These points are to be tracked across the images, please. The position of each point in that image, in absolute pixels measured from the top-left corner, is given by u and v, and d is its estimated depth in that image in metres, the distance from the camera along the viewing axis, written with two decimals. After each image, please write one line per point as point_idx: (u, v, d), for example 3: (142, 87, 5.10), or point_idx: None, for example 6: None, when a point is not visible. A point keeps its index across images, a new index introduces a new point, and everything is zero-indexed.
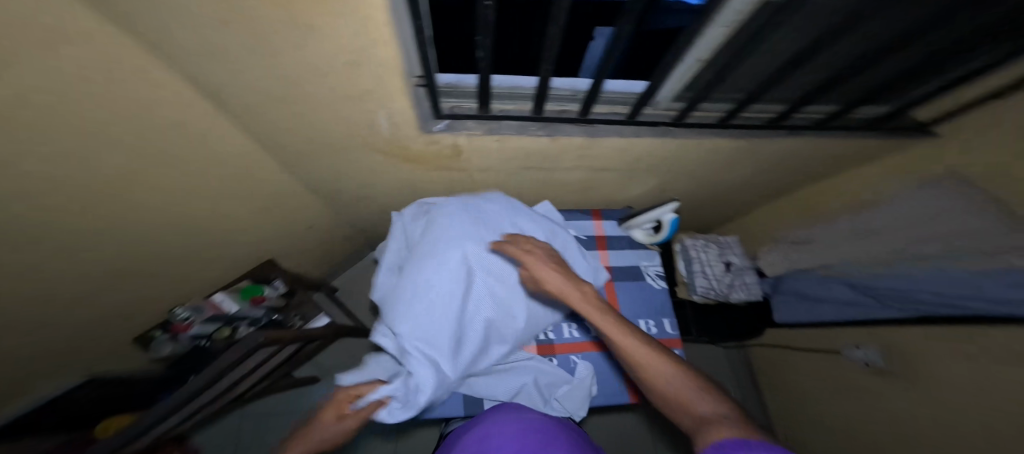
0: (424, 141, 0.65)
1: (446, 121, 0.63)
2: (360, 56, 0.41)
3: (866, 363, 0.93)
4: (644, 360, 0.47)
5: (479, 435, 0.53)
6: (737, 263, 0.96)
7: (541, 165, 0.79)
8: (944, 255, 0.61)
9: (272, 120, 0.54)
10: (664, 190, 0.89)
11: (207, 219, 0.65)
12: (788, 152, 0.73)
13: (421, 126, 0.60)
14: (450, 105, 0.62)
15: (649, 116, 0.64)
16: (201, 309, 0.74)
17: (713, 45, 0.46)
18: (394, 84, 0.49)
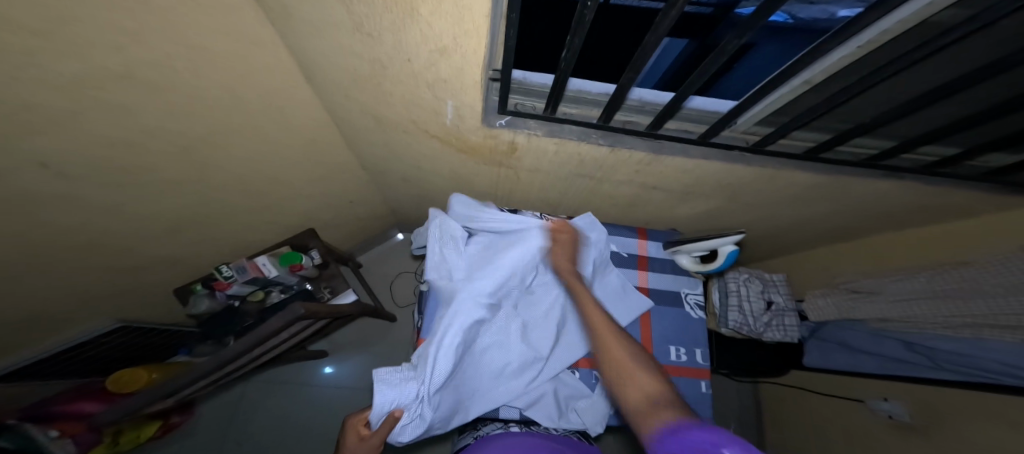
0: (483, 136, 0.63)
1: (507, 116, 0.61)
2: (449, 43, 0.39)
3: (890, 415, 0.88)
4: (627, 350, 0.44)
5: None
6: (779, 303, 0.91)
7: (596, 175, 0.76)
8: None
9: (335, 93, 0.53)
10: (714, 217, 0.86)
11: (253, 183, 0.65)
12: (863, 196, 0.68)
13: (484, 120, 0.59)
14: (516, 102, 0.60)
15: (723, 139, 0.61)
16: (243, 269, 0.75)
17: (832, 66, 0.44)
18: (471, 79, 0.46)
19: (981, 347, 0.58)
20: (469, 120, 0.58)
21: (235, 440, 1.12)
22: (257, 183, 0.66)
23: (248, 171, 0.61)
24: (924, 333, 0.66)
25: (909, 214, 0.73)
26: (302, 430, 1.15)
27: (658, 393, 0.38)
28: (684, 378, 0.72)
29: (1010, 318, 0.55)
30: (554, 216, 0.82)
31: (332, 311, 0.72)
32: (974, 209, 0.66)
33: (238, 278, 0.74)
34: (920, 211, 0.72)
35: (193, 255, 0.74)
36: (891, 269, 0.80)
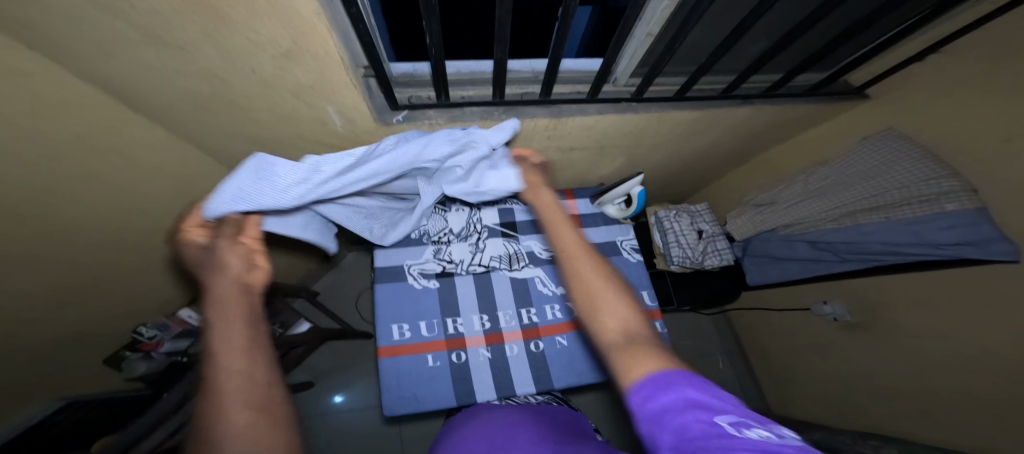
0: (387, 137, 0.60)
1: (404, 111, 0.58)
2: (292, 46, 0.36)
3: (834, 317, 0.98)
4: (600, 284, 0.35)
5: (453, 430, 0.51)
6: (708, 230, 0.99)
7: (513, 149, 0.78)
8: (894, 206, 0.66)
9: (211, 121, 0.50)
10: (632, 157, 0.92)
11: (152, 233, 0.60)
12: (740, 119, 0.81)
13: (378, 118, 0.55)
14: (407, 93, 0.58)
15: (610, 94, 0.70)
16: (168, 327, 0.73)
17: (660, 15, 0.55)
18: (338, 81, 0.44)
19: (862, 232, 0.68)
20: (361, 122, 0.55)
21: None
22: (161, 233, 0.61)
23: None
24: (822, 230, 0.75)
25: (779, 125, 0.87)
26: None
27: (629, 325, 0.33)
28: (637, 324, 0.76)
29: (906, 196, 0.65)
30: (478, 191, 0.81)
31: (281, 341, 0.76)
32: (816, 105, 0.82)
33: (164, 336, 0.72)
34: (785, 122, 0.86)
35: (103, 325, 0.66)
36: (785, 182, 0.89)
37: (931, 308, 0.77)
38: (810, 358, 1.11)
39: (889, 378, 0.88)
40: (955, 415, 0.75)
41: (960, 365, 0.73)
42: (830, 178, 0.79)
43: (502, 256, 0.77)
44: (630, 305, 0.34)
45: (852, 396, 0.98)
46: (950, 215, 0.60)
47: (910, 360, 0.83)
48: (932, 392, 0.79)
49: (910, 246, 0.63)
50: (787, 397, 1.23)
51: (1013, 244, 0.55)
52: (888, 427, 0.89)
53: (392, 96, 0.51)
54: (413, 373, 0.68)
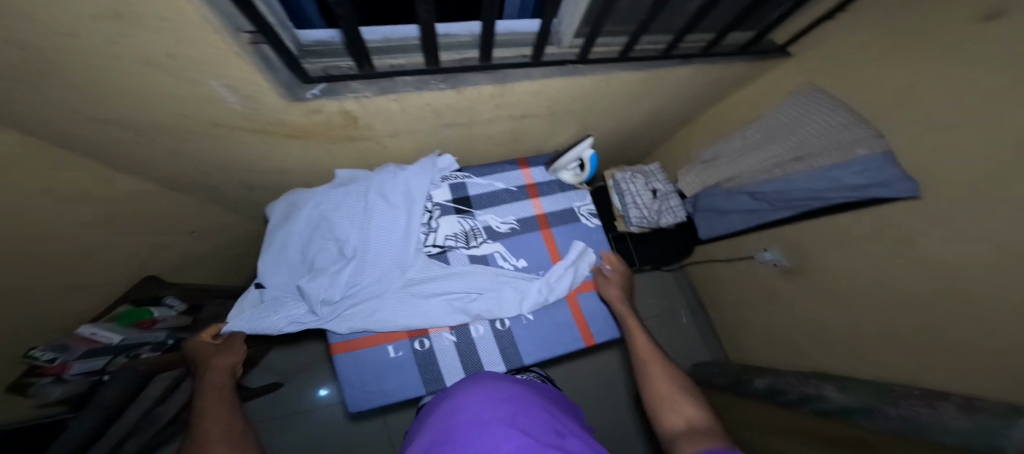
0: (306, 116, 0.50)
1: (321, 85, 0.49)
2: (137, 13, 0.27)
3: (774, 263, 1.08)
4: (665, 377, 0.59)
5: (441, 415, 0.54)
6: (662, 188, 1.02)
7: (460, 120, 0.73)
8: (817, 155, 0.70)
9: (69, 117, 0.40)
10: (585, 122, 0.90)
11: (28, 256, 0.50)
12: (684, 80, 0.81)
13: (288, 94, 0.45)
14: (320, 66, 0.48)
15: (555, 56, 0.66)
16: (68, 347, 0.57)
17: None
18: (221, 52, 0.35)
19: (790, 182, 0.73)
20: (266, 99, 0.45)
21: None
22: (43, 254, 0.52)
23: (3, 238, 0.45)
24: (758, 181, 0.79)
25: (722, 83, 0.89)
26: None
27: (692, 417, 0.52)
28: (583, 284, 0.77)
29: (826, 145, 0.69)
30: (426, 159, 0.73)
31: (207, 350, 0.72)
32: (754, 62, 0.84)
33: (70, 357, 0.57)
34: (727, 80, 0.88)
35: None
36: (729, 136, 0.92)
37: (852, 250, 0.86)
38: (756, 303, 1.23)
39: (820, 315, 0.99)
40: (869, 341, 0.87)
41: (875, 299, 0.83)
42: (766, 131, 0.82)
43: (457, 235, 0.72)
44: (696, 404, 0.54)
45: (791, 334, 1.11)
46: (861, 160, 0.64)
47: (836, 298, 0.93)
48: (854, 324, 0.90)
49: (826, 192, 0.68)
50: (738, 339, 1.37)
51: (913, 183, 0.60)
52: (817, 355, 1.03)
53: (300, 68, 0.42)
54: (373, 365, 0.67)
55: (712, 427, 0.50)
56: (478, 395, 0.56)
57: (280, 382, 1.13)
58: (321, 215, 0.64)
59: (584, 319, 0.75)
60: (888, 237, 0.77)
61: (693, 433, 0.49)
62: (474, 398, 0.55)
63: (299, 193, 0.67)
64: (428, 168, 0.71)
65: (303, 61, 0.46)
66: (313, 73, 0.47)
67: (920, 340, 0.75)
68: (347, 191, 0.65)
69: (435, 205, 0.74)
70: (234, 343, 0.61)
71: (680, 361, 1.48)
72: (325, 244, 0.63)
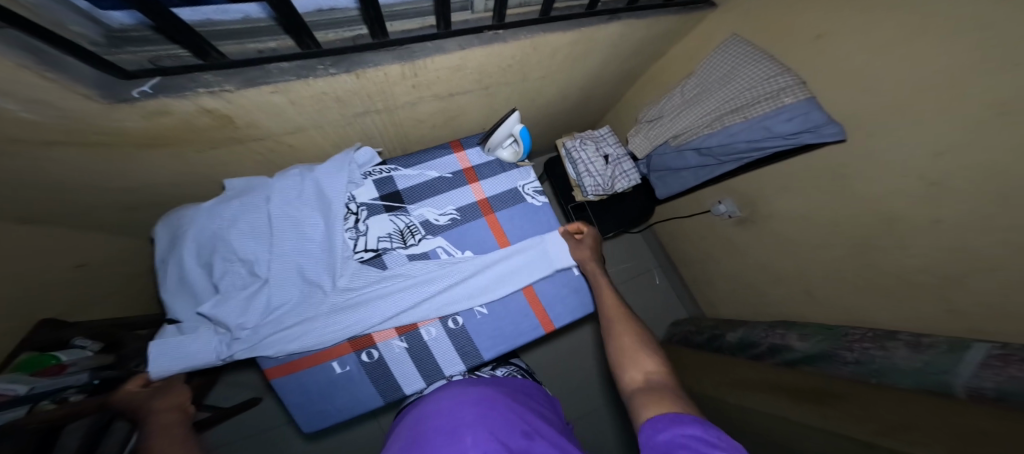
0: (147, 119, 0.42)
1: (155, 80, 0.40)
2: None
3: (729, 215, 1.08)
4: (632, 338, 0.56)
5: (415, 416, 0.53)
6: (613, 153, 0.98)
7: (376, 106, 0.65)
8: (751, 105, 0.67)
9: None
10: (523, 93, 0.83)
11: None
12: (616, 39, 0.75)
13: (102, 94, 0.37)
14: (142, 56, 0.39)
15: (469, 23, 0.58)
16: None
17: None
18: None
19: (728, 134, 0.70)
20: (67, 103, 0.36)
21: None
22: None
23: None
24: (700, 136, 0.76)
25: (659, 37, 0.83)
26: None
27: (654, 375, 0.49)
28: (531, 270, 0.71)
29: (753, 95, 0.67)
30: (339, 156, 0.66)
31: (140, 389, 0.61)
32: (688, 12, 0.78)
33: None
34: (663, 34, 0.83)
35: None
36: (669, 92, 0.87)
37: (794, 196, 0.88)
38: (718, 256, 1.26)
39: (775, 265, 1.02)
40: (817, 282, 0.91)
41: (820, 242, 0.86)
42: (699, 85, 0.78)
43: (392, 234, 0.67)
44: (656, 360, 0.52)
45: (753, 284, 1.14)
46: (789, 107, 0.62)
47: (788, 246, 0.96)
48: (803, 268, 0.94)
49: (760, 141, 0.67)
50: (709, 295, 1.41)
51: (838, 125, 0.59)
52: (774, 299, 1.08)
53: (104, 62, 0.34)
54: (324, 385, 0.64)
55: (667, 382, 0.48)
56: (453, 398, 0.54)
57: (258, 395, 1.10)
58: (217, 238, 0.57)
59: (542, 304, 0.73)
60: (824, 180, 0.78)
61: (651, 385, 0.46)
62: (450, 399, 0.54)
63: (185, 213, 0.60)
64: (341, 165, 0.64)
65: (109, 53, 0.37)
66: (129, 67, 0.39)
67: (866, 277, 0.78)
68: (244, 207, 0.58)
69: (360, 205, 0.68)
70: (175, 384, 0.55)
71: (656, 319, 1.54)
72: (230, 267, 0.57)
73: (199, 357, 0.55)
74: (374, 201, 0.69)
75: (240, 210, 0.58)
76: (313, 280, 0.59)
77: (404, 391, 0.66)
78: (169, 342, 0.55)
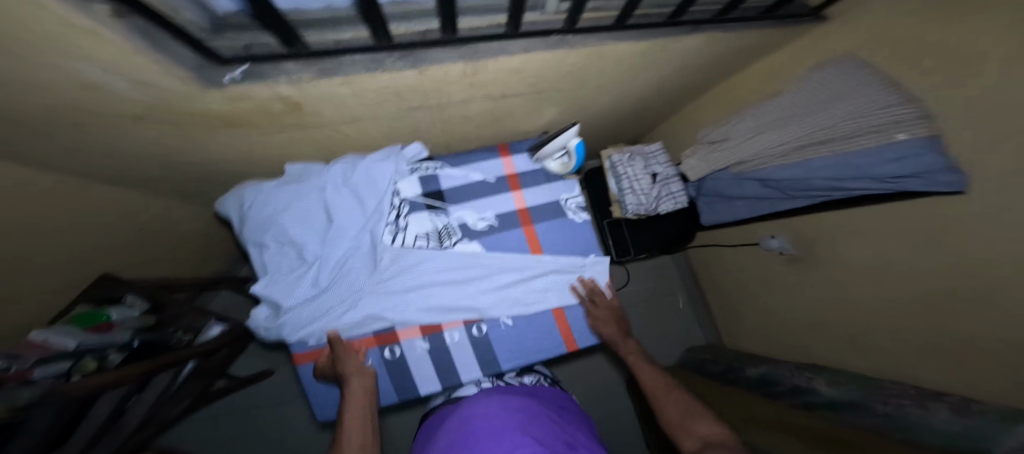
0: (229, 102, 0.43)
1: (242, 66, 0.40)
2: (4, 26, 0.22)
3: (780, 251, 1.00)
4: (675, 402, 0.56)
5: (461, 417, 0.54)
6: (663, 172, 0.93)
7: (429, 102, 0.64)
8: (844, 139, 0.60)
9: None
10: (576, 100, 0.79)
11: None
12: (691, 51, 0.70)
13: (200, 79, 0.38)
14: (237, 44, 0.39)
15: (537, 25, 0.55)
16: (18, 356, 0.48)
17: None
18: (116, 54, 0.30)
19: (807, 169, 0.64)
20: (166, 85, 0.37)
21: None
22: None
23: None
24: (769, 167, 0.70)
25: (738, 53, 0.77)
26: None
27: (715, 439, 0.49)
28: (564, 288, 0.69)
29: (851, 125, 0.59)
30: (389, 149, 0.65)
31: (178, 355, 0.66)
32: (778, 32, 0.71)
33: (22, 364, 0.47)
34: (741, 51, 0.76)
35: None
36: (743, 113, 0.81)
37: (860, 241, 0.80)
38: (756, 291, 1.18)
39: (822, 311, 0.94)
40: (866, 337, 0.84)
41: (882, 296, 0.77)
42: (783, 109, 0.71)
43: (429, 234, 0.66)
44: (709, 422, 0.52)
45: (790, 326, 1.06)
46: (899, 146, 0.54)
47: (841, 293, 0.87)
48: (852, 317, 0.86)
49: (847, 180, 0.60)
50: (735, 329, 1.33)
51: (957, 173, 0.51)
52: (811, 347, 1.00)
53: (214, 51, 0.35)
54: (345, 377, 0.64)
55: (729, 445, 0.48)
56: (497, 402, 0.55)
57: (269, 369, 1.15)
58: (273, 220, 0.58)
59: (568, 323, 0.70)
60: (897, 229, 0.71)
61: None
62: (495, 404, 0.55)
63: (244, 190, 0.60)
64: (392, 159, 0.63)
65: (207, 41, 0.37)
66: (223, 52, 0.38)
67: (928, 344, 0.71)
68: (300, 191, 0.58)
69: (402, 200, 0.67)
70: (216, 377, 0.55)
71: (673, 346, 1.47)
72: (283, 249, 0.58)
73: (265, 336, 0.61)
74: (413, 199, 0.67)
75: (295, 194, 0.58)
76: (353, 274, 0.60)
77: (419, 393, 0.65)
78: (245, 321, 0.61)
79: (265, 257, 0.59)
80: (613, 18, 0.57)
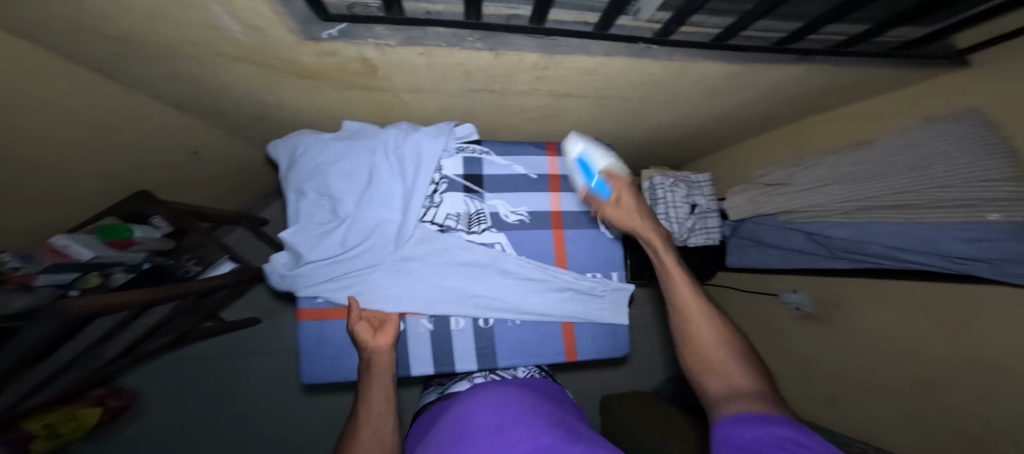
0: (318, 57, 0.47)
1: (341, 24, 0.43)
2: None
3: (796, 307, 0.97)
4: (704, 322, 0.45)
5: (457, 416, 0.53)
6: (703, 204, 0.90)
7: (492, 86, 0.63)
8: (923, 207, 0.56)
9: (80, 28, 0.36)
10: (635, 112, 0.77)
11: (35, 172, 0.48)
12: (784, 82, 0.66)
13: (302, 31, 0.41)
14: (343, 2, 0.42)
15: (624, 30, 0.53)
16: (34, 258, 0.49)
17: None
18: None
19: (867, 233, 0.63)
20: (256, 11, 0.36)
21: (193, 417, 1.09)
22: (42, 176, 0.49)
23: (19, 156, 0.44)
24: (825, 222, 0.69)
25: (819, 97, 0.73)
26: (276, 403, 1.15)
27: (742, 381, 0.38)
28: (578, 300, 0.67)
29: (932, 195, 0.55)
30: (441, 125, 0.63)
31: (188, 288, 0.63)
32: (869, 85, 0.67)
33: (33, 268, 0.49)
34: (822, 97, 0.73)
35: None
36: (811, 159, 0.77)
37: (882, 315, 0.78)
38: (755, 339, 1.16)
39: (819, 373, 0.93)
40: (858, 408, 0.83)
41: (888, 373, 0.76)
42: (860, 163, 0.67)
43: (460, 216, 0.64)
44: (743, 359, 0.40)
45: (780, 379, 1.05)
46: (983, 228, 0.49)
47: (845, 360, 0.86)
48: (851, 386, 0.84)
49: (908, 251, 0.59)
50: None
51: None
52: (796, 404, 1.00)
53: (320, 6, 0.37)
54: (338, 341, 0.61)
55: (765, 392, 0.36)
56: (494, 398, 0.55)
57: (257, 318, 1.15)
58: (322, 174, 0.57)
59: (574, 332, 0.68)
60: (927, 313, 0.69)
61: (738, 396, 0.36)
62: (488, 403, 0.53)
63: (300, 137, 0.60)
64: (443, 136, 0.62)
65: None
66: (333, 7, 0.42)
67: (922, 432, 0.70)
68: (354, 150, 0.58)
69: (443, 177, 0.65)
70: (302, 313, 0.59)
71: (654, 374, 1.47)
72: (324, 204, 0.57)
73: (279, 282, 0.60)
74: (453, 181, 0.65)
75: (348, 152, 0.57)
76: (382, 242, 0.58)
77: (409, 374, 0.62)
78: (264, 264, 0.60)
79: (304, 209, 0.58)
80: (710, 36, 0.54)
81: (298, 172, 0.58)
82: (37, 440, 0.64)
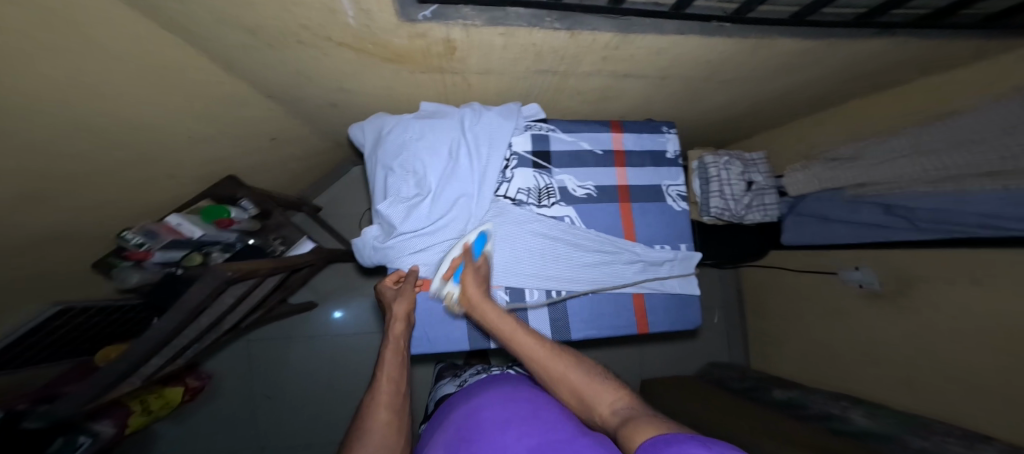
0: (409, 39, 0.49)
1: (433, 5, 0.44)
2: None
3: (861, 284, 0.94)
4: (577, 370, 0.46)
5: (466, 410, 0.49)
6: (759, 182, 0.89)
7: (558, 68, 0.65)
8: (1018, 173, 0.55)
9: (217, 20, 0.39)
10: (693, 91, 0.77)
11: (157, 161, 0.52)
12: (859, 56, 0.65)
13: (401, 15, 0.43)
14: None
15: (701, 10, 0.53)
16: (157, 235, 0.56)
17: None
18: None
19: (960, 201, 0.62)
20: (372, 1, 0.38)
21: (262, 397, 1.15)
22: (160, 165, 0.54)
23: (148, 145, 0.49)
24: (908, 193, 0.68)
25: (890, 70, 0.71)
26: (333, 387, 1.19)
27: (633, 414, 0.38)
28: (648, 269, 0.68)
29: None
30: (511, 105, 0.65)
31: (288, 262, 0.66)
32: (947, 54, 0.65)
33: (157, 245, 0.55)
34: (892, 69, 0.71)
35: None
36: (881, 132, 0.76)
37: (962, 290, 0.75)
38: (809, 324, 1.13)
39: (887, 353, 0.90)
40: (934, 386, 0.80)
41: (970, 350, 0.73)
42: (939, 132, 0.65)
43: (530, 190, 0.66)
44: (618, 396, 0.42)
45: (839, 361, 1.03)
46: None
47: (918, 338, 0.83)
48: (927, 364, 0.82)
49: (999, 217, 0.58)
50: (768, 354, 1.31)
51: None
52: (859, 387, 0.97)
53: None
54: (431, 314, 0.62)
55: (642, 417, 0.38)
56: (502, 392, 0.50)
57: (314, 301, 1.19)
58: (408, 152, 0.60)
59: (643, 304, 0.69)
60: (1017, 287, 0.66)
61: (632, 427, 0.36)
62: (500, 396, 0.49)
63: (382, 119, 0.63)
64: (513, 113, 0.64)
65: None
66: None
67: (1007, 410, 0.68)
68: (436, 129, 0.60)
69: (514, 154, 0.67)
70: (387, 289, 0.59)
71: (696, 362, 1.45)
72: (410, 181, 0.60)
73: (369, 257, 0.63)
74: (523, 155, 0.67)
75: (431, 131, 0.60)
76: (464, 215, 0.61)
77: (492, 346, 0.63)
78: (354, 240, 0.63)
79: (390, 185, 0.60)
80: (786, 14, 0.54)
81: (384, 151, 0.61)
82: (134, 415, 0.69)
